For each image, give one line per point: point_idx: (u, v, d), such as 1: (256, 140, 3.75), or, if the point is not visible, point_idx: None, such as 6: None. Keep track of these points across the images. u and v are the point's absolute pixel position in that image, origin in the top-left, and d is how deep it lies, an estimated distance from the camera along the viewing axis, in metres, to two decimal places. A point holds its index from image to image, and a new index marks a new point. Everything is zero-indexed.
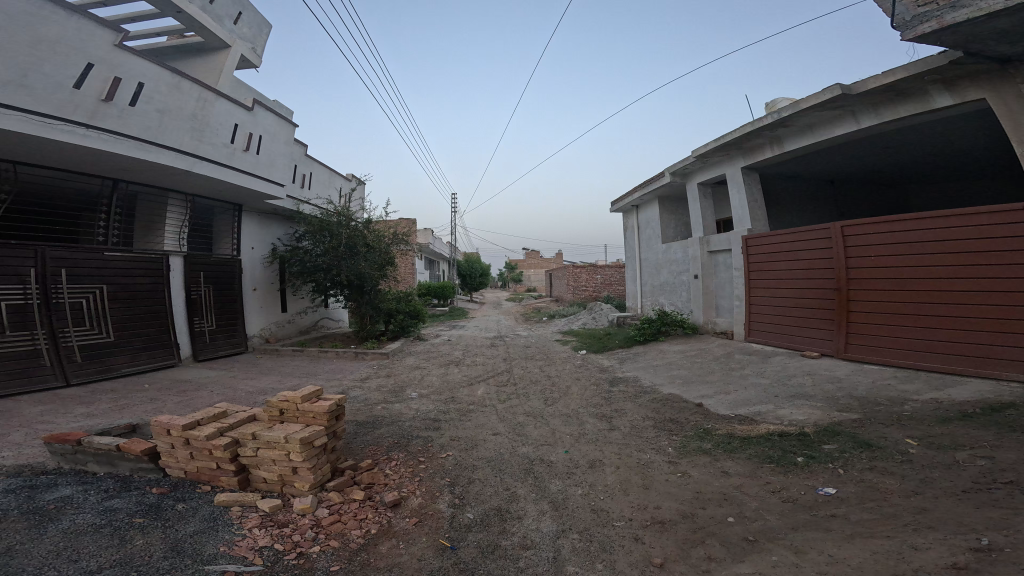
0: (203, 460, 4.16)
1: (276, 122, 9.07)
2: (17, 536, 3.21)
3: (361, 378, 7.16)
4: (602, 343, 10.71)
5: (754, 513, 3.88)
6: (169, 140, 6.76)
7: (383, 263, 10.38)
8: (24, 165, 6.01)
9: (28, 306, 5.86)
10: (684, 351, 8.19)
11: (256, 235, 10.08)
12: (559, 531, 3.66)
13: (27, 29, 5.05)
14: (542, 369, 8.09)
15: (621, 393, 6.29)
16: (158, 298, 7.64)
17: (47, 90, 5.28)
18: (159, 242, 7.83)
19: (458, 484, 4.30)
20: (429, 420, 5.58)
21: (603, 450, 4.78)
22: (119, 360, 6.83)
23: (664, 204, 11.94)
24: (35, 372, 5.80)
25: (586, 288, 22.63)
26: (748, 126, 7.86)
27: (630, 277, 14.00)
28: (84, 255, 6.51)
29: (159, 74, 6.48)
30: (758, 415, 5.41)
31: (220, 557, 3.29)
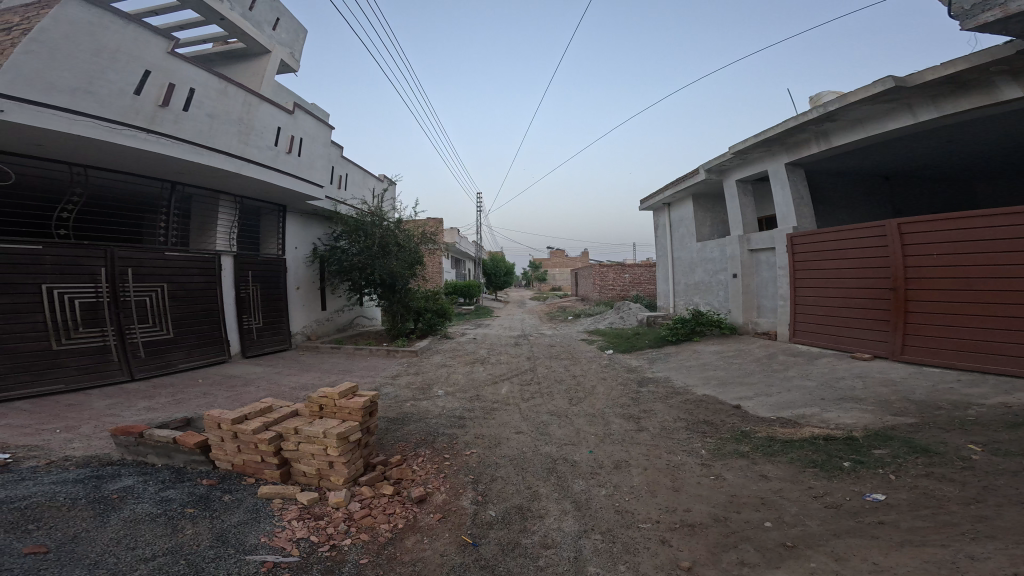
0: (248, 454, 4.35)
1: (315, 126, 9.55)
2: (84, 525, 3.48)
3: (392, 376, 7.32)
4: (632, 343, 10.36)
5: (794, 518, 3.71)
6: (219, 143, 7.21)
7: (413, 262, 10.65)
8: (95, 169, 6.53)
9: (100, 303, 6.33)
10: (722, 351, 7.92)
11: (299, 235, 10.55)
12: (583, 531, 3.62)
13: (91, 40, 5.54)
14: (567, 368, 7.99)
15: (649, 392, 6.11)
16: (211, 295, 8.12)
17: (112, 96, 5.75)
18: (214, 243, 8.31)
19: (481, 481, 4.32)
20: (454, 418, 5.63)
21: (630, 450, 4.66)
22: (176, 357, 7.31)
23: (699, 202, 11.64)
24: (104, 366, 6.29)
25: (613, 288, 22.24)
26: (791, 121, 7.55)
27: (662, 276, 13.68)
28: (148, 255, 7.02)
29: (207, 80, 6.96)
30: (802, 418, 5.13)
31: (261, 548, 3.45)
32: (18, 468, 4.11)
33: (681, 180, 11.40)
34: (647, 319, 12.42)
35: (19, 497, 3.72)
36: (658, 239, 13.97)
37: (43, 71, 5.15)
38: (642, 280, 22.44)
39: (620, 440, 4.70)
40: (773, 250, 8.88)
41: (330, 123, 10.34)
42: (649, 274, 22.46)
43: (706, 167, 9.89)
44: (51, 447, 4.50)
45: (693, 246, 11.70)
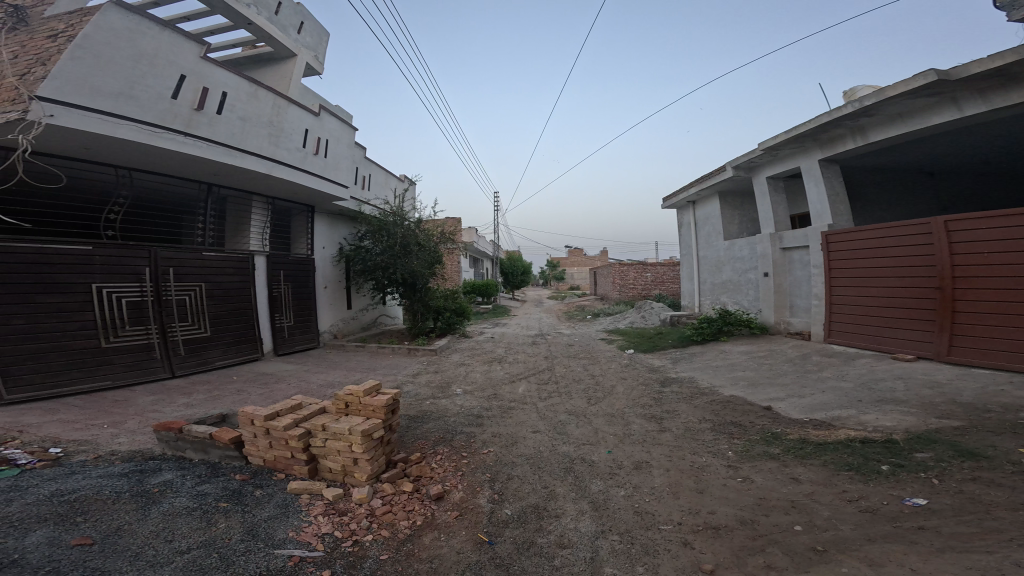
0: (279, 450, 4.44)
1: (339, 127, 9.72)
2: (126, 517, 3.64)
3: (412, 375, 7.37)
4: (654, 343, 10.02)
5: (826, 522, 3.54)
6: (252, 146, 7.25)
7: (433, 262, 10.76)
8: (139, 171, 6.66)
9: (144, 302, 6.48)
10: (752, 351, 7.66)
11: (326, 236, 10.79)
12: (600, 532, 3.57)
13: (130, 46, 5.56)
14: (586, 368, 7.86)
15: (672, 392, 5.94)
16: (245, 295, 8.29)
17: (151, 101, 5.76)
18: (248, 242, 8.52)
19: (498, 480, 4.30)
20: (472, 417, 5.62)
21: (652, 451, 4.58)
22: (213, 354, 7.50)
23: (726, 199, 11.34)
24: (148, 363, 6.46)
25: (633, 287, 21.81)
26: (825, 116, 7.30)
27: (686, 274, 13.39)
28: (187, 256, 7.17)
29: (239, 84, 6.98)
30: (837, 420, 4.90)
31: (288, 542, 3.54)
32: (65, 461, 4.29)
33: (707, 176, 11.11)
34: (671, 318, 12.15)
35: (65, 491, 3.89)
36: (681, 237, 13.69)
37: (86, 76, 5.18)
38: (665, 279, 22.03)
39: (640, 440, 4.59)
40: (806, 248, 8.54)
41: (353, 126, 10.54)
42: (672, 272, 22.05)
43: (734, 164, 9.61)
44: (97, 443, 4.69)
45: (720, 245, 11.39)
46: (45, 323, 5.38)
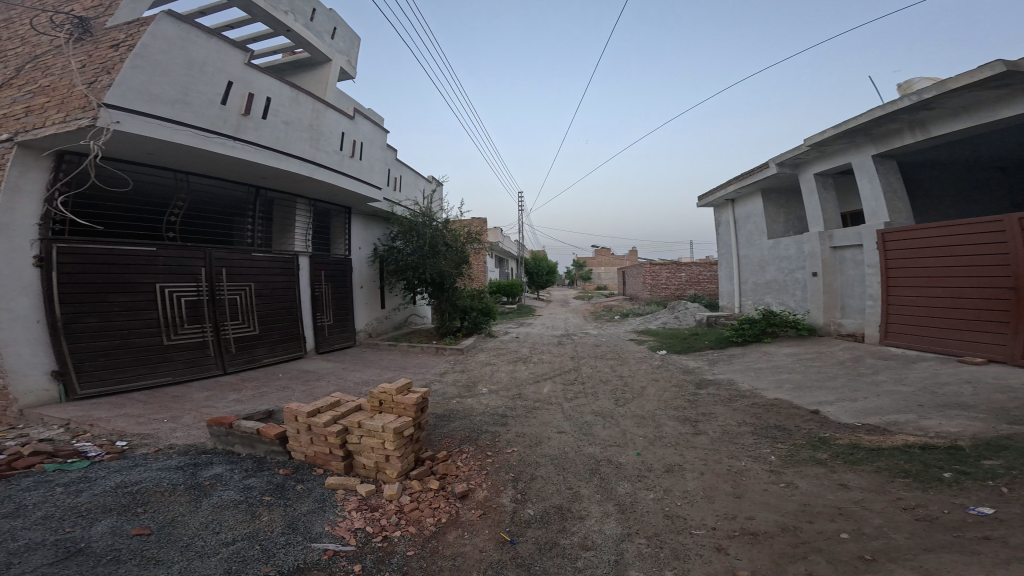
0: (319, 445, 4.53)
1: (372, 130, 9.54)
2: (180, 509, 3.80)
3: (439, 373, 7.30)
4: (688, 344, 9.48)
5: (875, 530, 3.28)
6: (295, 149, 7.11)
7: (461, 261, 10.54)
8: (196, 175, 6.56)
9: (200, 301, 6.40)
10: (798, 353, 7.22)
11: (362, 236, 10.48)
12: (625, 535, 3.48)
13: (182, 54, 5.48)
14: (613, 367, 7.51)
15: (708, 395, 5.58)
16: (290, 295, 8.06)
17: (204, 106, 5.66)
18: (293, 242, 8.34)
19: (521, 480, 4.24)
20: (497, 416, 5.48)
21: (685, 454, 4.39)
22: (261, 352, 7.36)
23: (769, 197, 10.90)
24: (203, 360, 6.36)
25: (666, 287, 21.17)
26: (877, 109, 6.89)
27: (725, 275, 12.86)
28: (238, 256, 7.04)
29: (280, 89, 6.90)
30: (893, 425, 4.52)
31: (324, 536, 3.62)
32: (129, 454, 4.42)
33: (746, 174, 10.72)
34: (709, 319, 11.66)
35: (127, 483, 4.08)
36: (719, 238, 13.16)
37: (145, 83, 5.09)
38: (700, 278, 21.20)
39: (670, 442, 4.50)
40: (859, 247, 8.03)
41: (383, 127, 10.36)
42: (709, 271, 21.19)
43: (778, 160, 9.20)
44: (159, 436, 4.78)
45: (763, 244, 10.91)
46: (116, 321, 5.32)
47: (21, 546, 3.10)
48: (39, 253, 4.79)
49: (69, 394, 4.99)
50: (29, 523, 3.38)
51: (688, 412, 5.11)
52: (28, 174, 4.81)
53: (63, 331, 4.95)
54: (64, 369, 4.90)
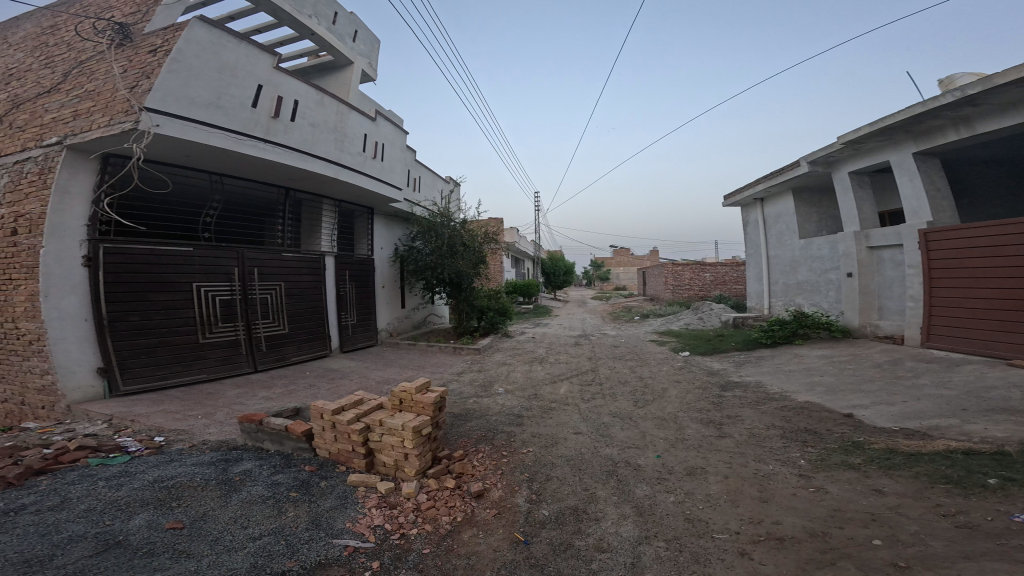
0: (342, 442, 4.52)
1: (393, 131, 9.09)
2: (211, 504, 3.86)
3: (457, 372, 7.19)
4: (714, 345, 9.12)
5: (911, 537, 3.07)
6: (322, 151, 6.86)
7: (479, 261, 10.14)
8: (230, 176, 6.41)
9: (233, 300, 6.28)
10: (832, 355, 6.87)
11: (384, 236, 10.03)
12: (642, 538, 3.39)
13: (213, 59, 5.31)
14: (632, 367, 7.26)
15: (734, 398, 5.38)
16: (316, 295, 7.83)
17: (236, 109, 5.49)
18: (321, 242, 8.06)
19: (537, 480, 4.18)
20: (512, 416, 5.36)
21: (707, 457, 4.24)
22: (290, 351, 7.20)
23: (800, 195, 10.54)
24: (234, 359, 6.26)
25: (690, 287, 20.62)
26: (916, 105, 6.60)
27: (754, 276, 12.40)
28: (269, 256, 6.86)
29: (308, 92, 6.66)
30: (934, 429, 4.24)
31: (345, 532, 3.63)
32: (166, 449, 4.49)
33: (775, 174, 10.44)
34: (736, 321, 11.30)
35: (162, 478, 4.13)
36: (747, 238, 12.76)
37: (179, 87, 4.94)
38: (726, 279, 20.54)
39: (692, 445, 4.38)
40: (900, 247, 7.67)
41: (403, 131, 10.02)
42: (736, 272, 20.50)
43: (812, 158, 8.85)
44: (192, 432, 4.82)
45: (794, 243, 10.53)
46: (156, 320, 5.25)
47: (64, 539, 3.20)
48: (89, 253, 4.84)
49: (113, 390, 5.01)
50: (73, 516, 3.47)
51: (712, 414, 4.93)
52: (75, 175, 4.74)
53: (109, 329, 4.94)
54: (109, 366, 4.91)
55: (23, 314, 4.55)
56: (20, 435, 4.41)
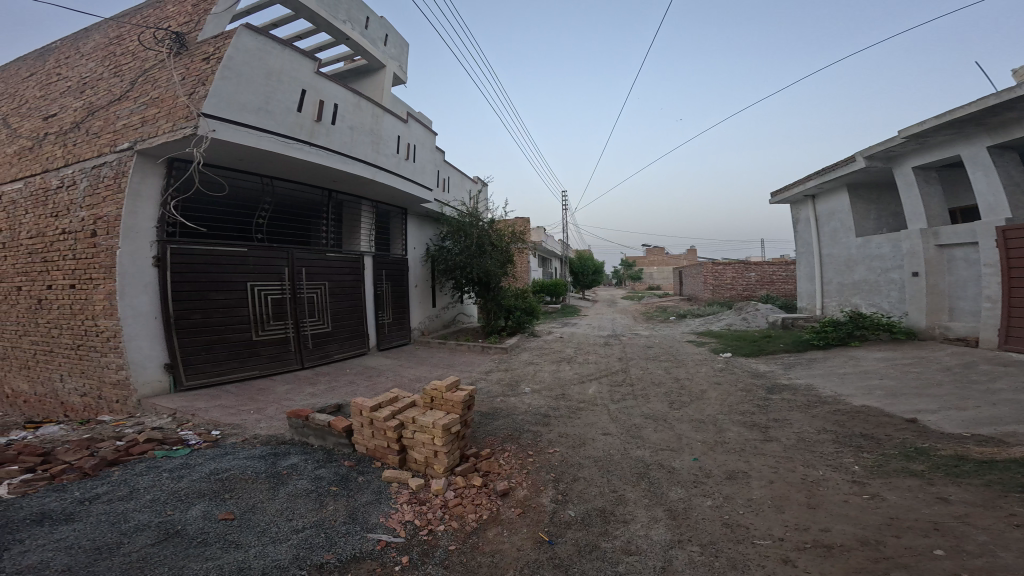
0: (379, 439, 4.44)
1: (423, 133, 8.35)
2: (259, 496, 3.90)
3: (485, 371, 7.04)
4: (760, 347, 8.49)
5: (979, 548, 2.71)
6: (364, 155, 6.35)
7: (507, 261, 9.75)
8: (280, 178, 6.18)
9: (285, 299, 6.12)
10: (894, 358, 6.32)
11: (416, 236, 9.67)
12: (674, 541, 3.23)
13: (259, 64, 4.86)
14: (667, 368, 6.90)
15: (782, 401, 5.02)
16: (357, 294, 7.53)
17: (283, 112, 5.05)
18: (361, 242, 7.71)
19: (563, 480, 4.04)
20: (539, 415, 5.24)
21: (748, 461, 3.96)
22: (333, 348, 6.97)
23: (857, 192, 9.93)
24: (283, 356, 6.10)
25: (732, 287, 19.53)
26: (988, 96, 6.12)
27: (806, 275, 11.67)
28: (314, 256, 6.60)
29: (349, 96, 6.15)
30: (1012, 436, 3.78)
31: (379, 527, 3.59)
32: (222, 442, 4.51)
33: (827, 169, 9.93)
34: (785, 321, 10.60)
35: (218, 470, 4.21)
36: (798, 236, 12.05)
37: (229, 93, 4.54)
38: (773, 278, 18.80)
39: (733, 448, 4.13)
40: (974, 244, 7.06)
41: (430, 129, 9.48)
42: (784, 272, 18.68)
43: (869, 153, 8.31)
44: (245, 427, 4.78)
45: (850, 240, 9.92)
46: (216, 318, 5.22)
47: (130, 527, 3.32)
48: (158, 253, 4.75)
49: (177, 385, 5.02)
50: (139, 506, 3.61)
51: (756, 418, 4.64)
52: (146, 180, 4.55)
53: (175, 326, 4.91)
54: (174, 362, 4.93)
55: (101, 311, 4.56)
56: (97, 428, 4.66)
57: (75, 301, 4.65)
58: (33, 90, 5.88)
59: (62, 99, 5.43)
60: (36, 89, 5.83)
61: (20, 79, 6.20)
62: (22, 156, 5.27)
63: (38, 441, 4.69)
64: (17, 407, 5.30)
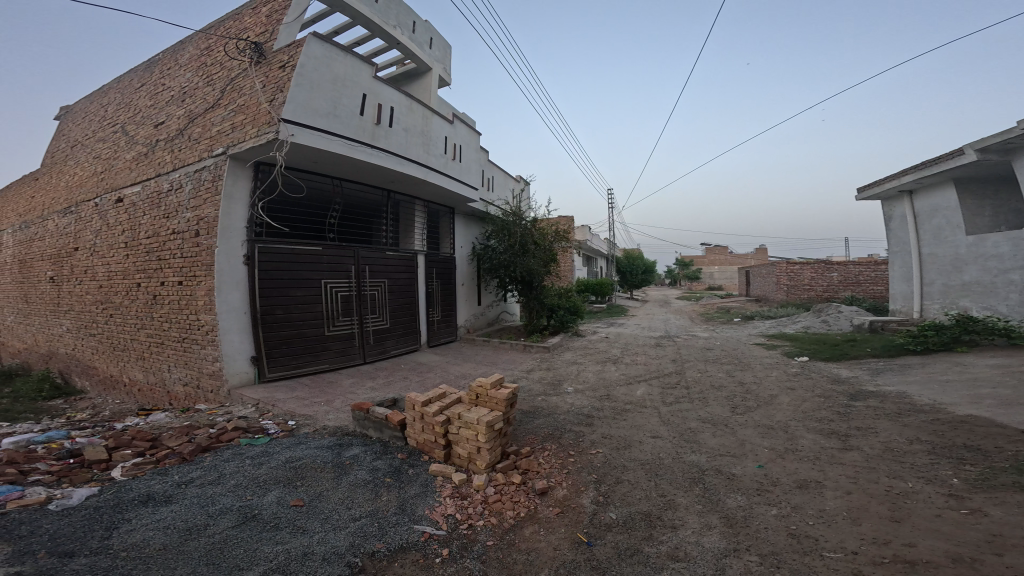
0: (428, 433, 4.38)
1: (468, 133, 8.58)
2: (325, 485, 4.00)
3: (526, 371, 6.88)
4: (841, 351, 7.54)
5: None
6: (416, 156, 6.65)
7: (550, 259, 9.63)
8: (347, 180, 6.54)
9: (352, 297, 6.47)
10: (1011, 365, 5.41)
11: (463, 236, 9.81)
12: (728, 551, 2.86)
13: (328, 71, 5.21)
14: (729, 372, 6.36)
15: (867, 408, 4.46)
16: (411, 291, 7.79)
17: (348, 116, 5.42)
18: (415, 241, 8.01)
19: (605, 482, 3.79)
20: (582, 416, 5.01)
21: (822, 470, 3.48)
22: (390, 344, 7.27)
23: (967, 187, 8.88)
24: (348, 351, 6.44)
25: (810, 288, 17.91)
26: None
27: (899, 276, 10.39)
28: (374, 254, 6.94)
29: (402, 99, 6.45)
30: None
31: (423, 518, 3.55)
32: (296, 432, 4.75)
33: (928, 163, 8.96)
34: (875, 324, 9.53)
35: (292, 459, 4.40)
36: (890, 236, 10.75)
37: (304, 99, 4.90)
38: (858, 278, 16.88)
39: (805, 455, 3.69)
40: None
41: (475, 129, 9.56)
42: (873, 272, 16.72)
43: (984, 144, 7.39)
44: (316, 418, 5.02)
45: (959, 239, 8.88)
46: (295, 314, 5.66)
47: (216, 510, 3.55)
48: (248, 252, 5.27)
49: (261, 376, 5.46)
50: (225, 490, 3.87)
51: (835, 425, 4.14)
52: (237, 183, 5.09)
53: (262, 322, 5.39)
54: (259, 355, 5.38)
55: (203, 306, 5.08)
56: (195, 416, 5.12)
57: (183, 296, 5.25)
58: (143, 100, 6.51)
59: (168, 107, 6.03)
60: (146, 98, 6.46)
61: (131, 89, 6.85)
62: (139, 162, 5.99)
63: (149, 427, 5.26)
64: (132, 395, 6.03)
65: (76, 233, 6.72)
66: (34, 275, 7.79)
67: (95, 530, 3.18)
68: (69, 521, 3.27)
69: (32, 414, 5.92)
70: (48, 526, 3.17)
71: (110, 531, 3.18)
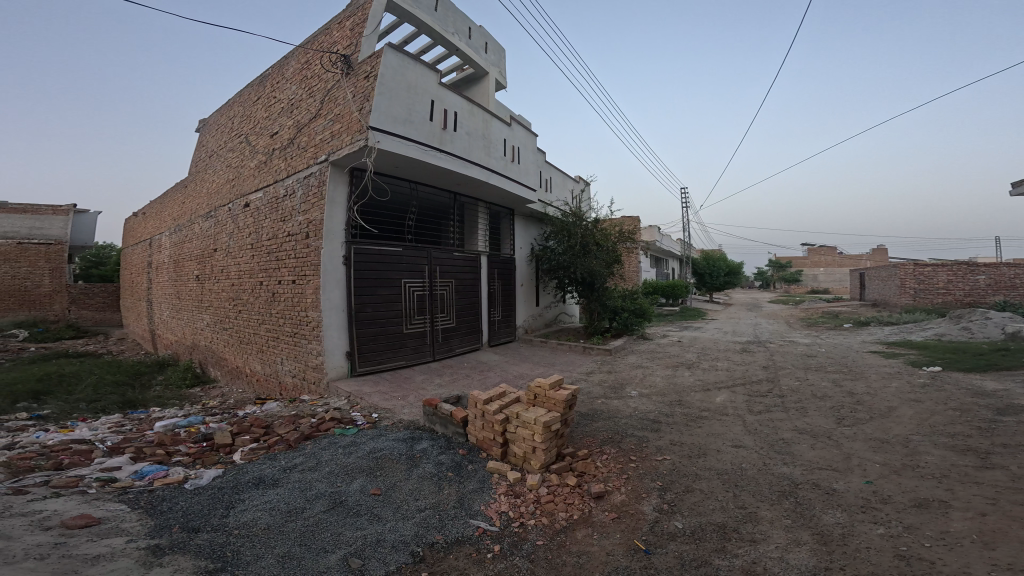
0: (487, 431, 4.29)
1: (526, 136, 8.70)
2: (399, 476, 3.98)
3: (588, 372, 6.62)
4: (987, 360, 6.24)
5: None
6: (479, 159, 6.95)
7: (613, 260, 9.40)
8: (421, 184, 6.90)
9: (426, 296, 6.74)
10: None
11: (523, 237, 9.81)
12: (818, 568, 2.32)
13: (402, 80, 5.61)
14: (835, 380, 5.52)
15: (1019, 424, 3.62)
16: (474, 291, 7.92)
17: (420, 123, 5.83)
18: (478, 241, 8.17)
19: (673, 489, 3.40)
20: (648, 421, 4.62)
21: (947, 491, 2.82)
22: (457, 343, 7.41)
23: None
24: (421, 347, 6.66)
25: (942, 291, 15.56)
26: None
27: None
28: (445, 254, 7.21)
29: (465, 105, 6.78)
30: None
31: (479, 514, 3.39)
32: (378, 425, 4.90)
33: None
34: None
35: (375, 449, 4.47)
36: None
37: (384, 107, 5.33)
38: (1013, 280, 14.96)
39: (927, 473, 3.04)
40: None
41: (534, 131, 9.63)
42: None
43: None
44: (394, 411, 5.18)
45: None
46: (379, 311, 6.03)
47: (311, 495, 3.65)
48: (346, 252, 5.73)
49: (353, 370, 5.81)
50: (320, 476, 3.99)
51: (973, 442, 3.40)
52: (338, 187, 5.63)
53: (356, 318, 5.78)
54: (352, 350, 5.74)
55: (311, 303, 5.57)
56: (300, 407, 5.47)
57: (296, 293, 5.81)
58: (261, 112, 7.51)
59: (280, 118, 6.88)
60: (262, 110, 7.45)
61: (250, 103, 7.92)
62: (261, 169, 6.90)
63: (264, 416, 5.75)
64: (253, 385, 6.75)
65: (215, 236, 7.85)
66: (184, 274, 9.19)
67: (216, 508, 3.40)
68: (198, 500, 3.55)
69: (176, 401, 6.84)
70: (181, 503, 3.45)
71: (228, 510, 3.39)
